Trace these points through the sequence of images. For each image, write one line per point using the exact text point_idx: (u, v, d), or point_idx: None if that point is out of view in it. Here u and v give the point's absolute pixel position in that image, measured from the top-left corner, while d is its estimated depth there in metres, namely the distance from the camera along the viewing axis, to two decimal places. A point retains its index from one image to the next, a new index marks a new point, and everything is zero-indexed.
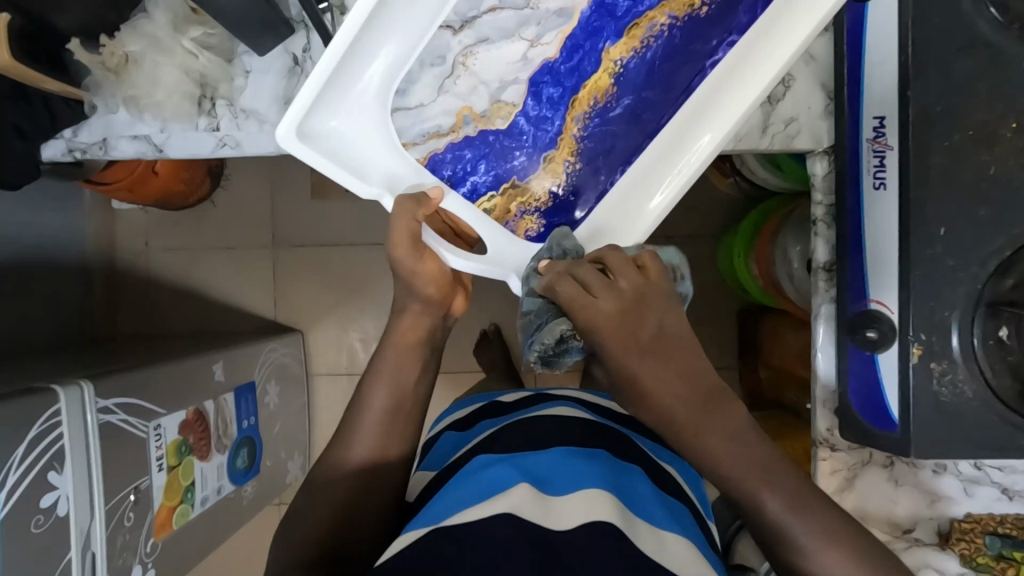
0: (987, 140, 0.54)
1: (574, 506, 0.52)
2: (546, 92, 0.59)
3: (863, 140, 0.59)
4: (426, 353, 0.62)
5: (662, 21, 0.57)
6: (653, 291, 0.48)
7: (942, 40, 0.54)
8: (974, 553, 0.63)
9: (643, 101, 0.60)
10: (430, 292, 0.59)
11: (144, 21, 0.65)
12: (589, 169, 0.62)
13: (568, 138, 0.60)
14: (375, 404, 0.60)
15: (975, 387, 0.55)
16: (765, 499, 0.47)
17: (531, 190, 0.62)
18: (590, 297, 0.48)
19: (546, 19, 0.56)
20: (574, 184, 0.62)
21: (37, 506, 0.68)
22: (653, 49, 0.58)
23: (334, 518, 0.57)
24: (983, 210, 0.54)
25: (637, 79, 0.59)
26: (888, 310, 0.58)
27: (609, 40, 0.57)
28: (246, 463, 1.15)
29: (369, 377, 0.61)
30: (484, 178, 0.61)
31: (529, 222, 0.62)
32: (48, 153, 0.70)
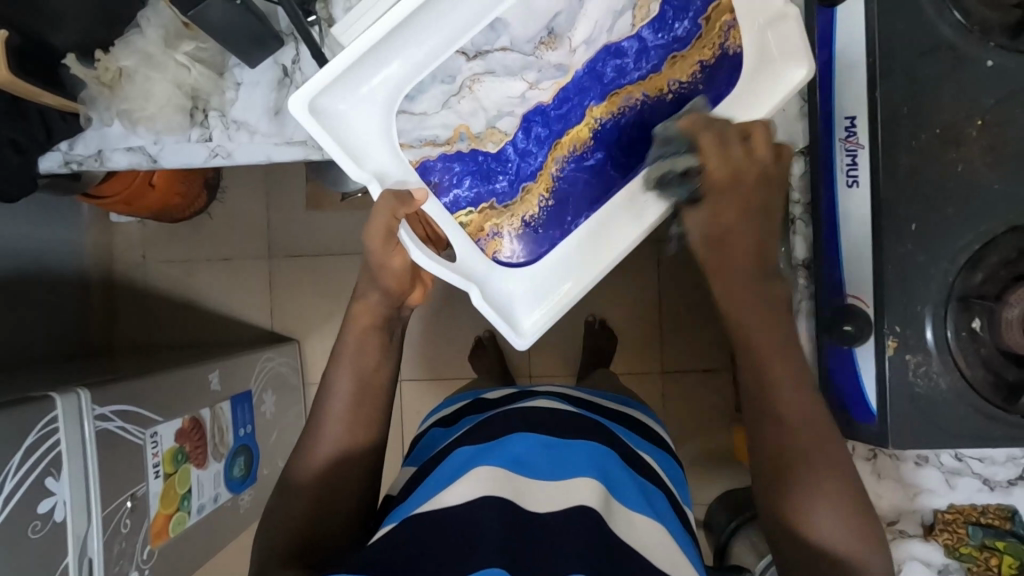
0: (954, 138, 0.56)
1: (554, 496, 0.56)
2: (535, 130, 0.65)
3: (835, 140, 0.61)
4: (386, 339, 0.63)
5: (637, 95, 0.64)
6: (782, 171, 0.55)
7: (905, 44, 0.56)
8: (957, 544, 0.65)
9: (614, 160, 0.65)
10: (390, 284, 0.60)
11: (137, 37, 0.67)
12: (559, 207, 0.67)
13: (547, 172, 0.66)
14: (340, 390, 0.61)
15: (950, 379, 0.57)
16: (779, 393, 0.53)
17: (507, 214, 0.67)
18: (731, 150, 0.53)
19: (544, 72, 0.62)
20: (544, 217, 0.67)
21: (34, 512, 0.69)
22: (628, 116, 0.64)
23: (317, 505, 0.59)
24: (951, 207, 0.56)
25: (611, 139, 0.65)
26: (865, 304, 0.59)
27: (594, 99, 0.64)
28: (243, 471, 1.16)
29: (331, 364, 0.62)
30: (467, 192, 0.66)
31: (499, 244, 0.67)
32: (46, 165, 0.73)
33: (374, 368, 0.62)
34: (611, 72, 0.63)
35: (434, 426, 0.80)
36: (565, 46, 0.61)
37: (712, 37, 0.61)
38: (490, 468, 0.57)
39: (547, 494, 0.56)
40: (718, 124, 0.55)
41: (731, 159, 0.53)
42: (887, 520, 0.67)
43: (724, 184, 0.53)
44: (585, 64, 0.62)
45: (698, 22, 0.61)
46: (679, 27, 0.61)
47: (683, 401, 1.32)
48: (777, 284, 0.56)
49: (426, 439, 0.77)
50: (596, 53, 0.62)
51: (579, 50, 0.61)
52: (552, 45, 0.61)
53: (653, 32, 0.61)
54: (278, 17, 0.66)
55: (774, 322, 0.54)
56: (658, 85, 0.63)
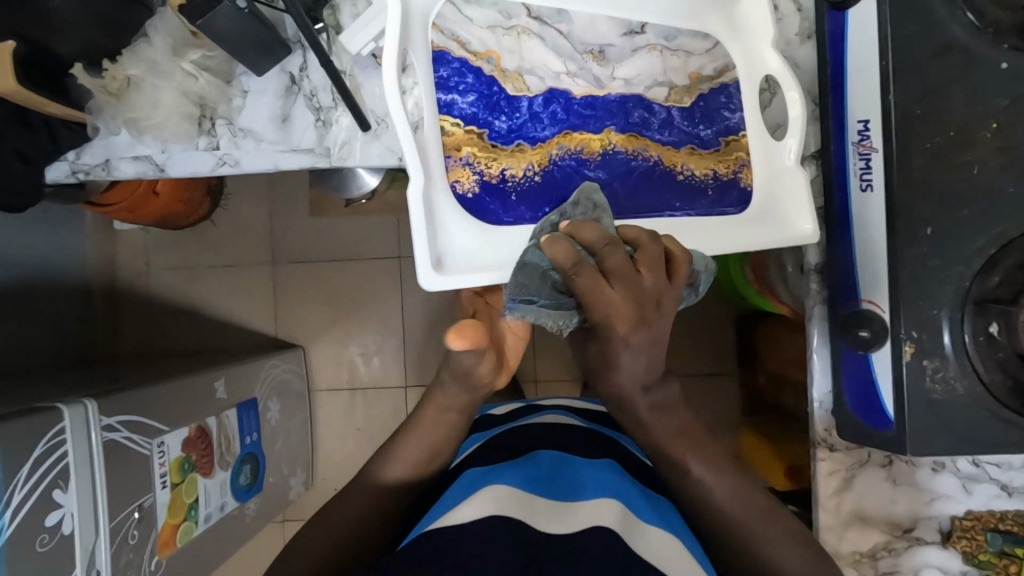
0: (968, 141, 0.55)
1: (559, 514, 0.56)
2: (556, 114, 0.64)
3: (848, 144, 0.61)
4: (462, 420, 0.64)
5: (653, 152, 0.66)
6: (668, 291, 0.52)
7: (917, 46, 0.55)
8: (976, 550, 0.64)
9: (611, 187, 0.64)
10: (480, 376, 0.61)
11: (144, 46, 0.66)
12: (541, 188, 0.63)
13: (547, 149, 0.64)
14: (412, 453, 0.63)
15: (967, 384, 0.56)
16: (691, 465, 0.61)
17: (491, 155, 0.62)
18: (606, 287, 0.49)
19: (581, 71, 0.65)
20: (520, 189, 0.63)
21: (42, 525, 0.69)
22: (640, 165, 0.65)
23: (340, 543, 0.59)
24: (965, 210, 0.55)
25: (618, 166, 0.65)
26: (880, 309, 0.58)
27: (615, 126, 0.65)
28: (249, 479, 1.15)
29: (405, 431, 0.64)
30: (465, 105, 0.61)
31: (463, 175, 0.61)
32: (53, 175, 0.71)
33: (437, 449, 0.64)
34: (635, 118, 0.66)
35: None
36: (608, 71, 0.65)
37: (729, 159, 0.67)
38: (504, 487, 0.58)
39: (555, 511, 0.57)
40: (615, 256, 0.49)
41: (591, 296, 0.49)
42: (904, 527, 0.66)
43: (629, 320, 0.50)
44: (618, 93, 0.66)
45: (719, 138, 0.67)
46: (702, 132, 0.67)
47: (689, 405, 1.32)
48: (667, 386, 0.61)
49: None
50: (631, 95, 0.66)
51: (614, 83, 0.65)
52: (598, 60, 0.65)
53: (682, 120, 0.66)
54: (284, 25, 0.66)
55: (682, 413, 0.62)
56: (671, 161, 0.66)
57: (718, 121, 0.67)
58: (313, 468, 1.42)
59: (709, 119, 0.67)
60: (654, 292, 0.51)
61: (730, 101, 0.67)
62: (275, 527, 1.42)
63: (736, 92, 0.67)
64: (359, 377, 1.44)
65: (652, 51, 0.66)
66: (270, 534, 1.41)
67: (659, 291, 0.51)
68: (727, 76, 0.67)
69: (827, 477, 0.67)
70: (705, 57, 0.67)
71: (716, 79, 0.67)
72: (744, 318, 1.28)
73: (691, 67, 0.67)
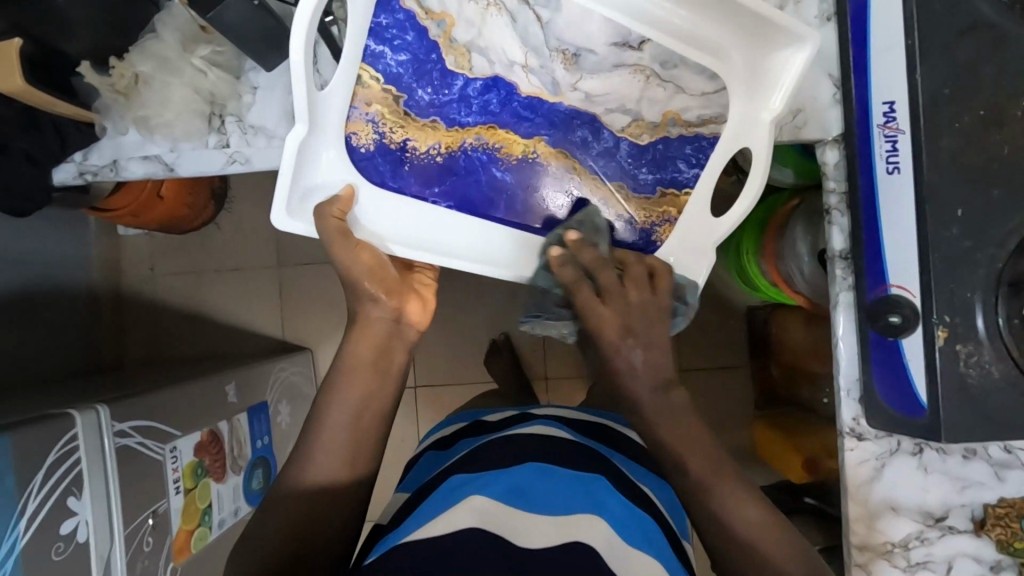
0: (997, 119, 0.54)
1: (541, 528, 0.54)
2: (488, 106, 0.62)
3: (873, 126, 0.59)
4: (381, 370, 0.61)
5: (576, 176, 0.66)
6: (658, 306, 0.62)
7: (943, 24, 0.54)
8: (1011, 538, 0.62)
9: (512, 194, 0.66)
10: (375, 289, 0.61)
11: (153, 42, 0.66)
12: (439, 168, 0.64)
13: (461, 134, 0.63)
14: (333, 418, 0.59)
15: (1002, 368, 0.55)
16: (688, 464, 0.58)
17: (402, 122, 0.61)
18: (600, 305, 0.61)
19: (541, 71, 0.60)
20: (421, 162, 0.63)
21: (57, 534, 0.68)
22: (552, 182, 0.66)
23: (297, 530, 0.56)
24: (996, 191, 0.54)
25: (528, 177, 0.65)
26: (910, 294, 0.57)
27: (547, 136, 0.64)
28: (261, 484, 1.14)
29: (324, 394, 0.60)
30: (393, 64, 0.59)
31: (365, 130, 0.61)
32: (60, 178, 0.69)
33: (364, 404, 0.60)
34: (575, 138, 0.64)
35: (431, 451, 0.81)
36: (575, 79, 0.61)
37: (654, 211, 0.67)
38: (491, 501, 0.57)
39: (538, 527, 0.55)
40: (603, 277, 0.62)
41: (587, 311, 0.62)
42: (936, 516, 0.65)
43: (617, 329, 0.61)
44: (570, 105, 0.63)
45: (656, 188, 0.67)
46: (642, 175, 0.66)
47: (702, 398, 1.32)
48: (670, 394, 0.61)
49: (419, 464, 0.79)
50: (586, 110, 0.63)
51: (575, 93, 0.62)
52: (568, 62, 0.60)
53: (629, 155, 0.65)
54: (294, 19, 0.65)
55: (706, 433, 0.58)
56: (592, 189, 0.66)
57: (667, 168, 0.66)
58: None
59: (660, 167, 0.66)
60: (639, 304, 0.62)
61: (693, 156, 0.65)
62: None
63: (706, 150, 0.65)
64: None
65: (639, 72, 0.61)
66: None
67: (644, 302, 0.62)
68: (707, 129, 0.64)
69: (856, 466, 0.66)
70: (697, 100, 0.63)
71: (693, 126, 0.64)
72: (756, 311, 1.27)
73: (671, 104, 0.63)
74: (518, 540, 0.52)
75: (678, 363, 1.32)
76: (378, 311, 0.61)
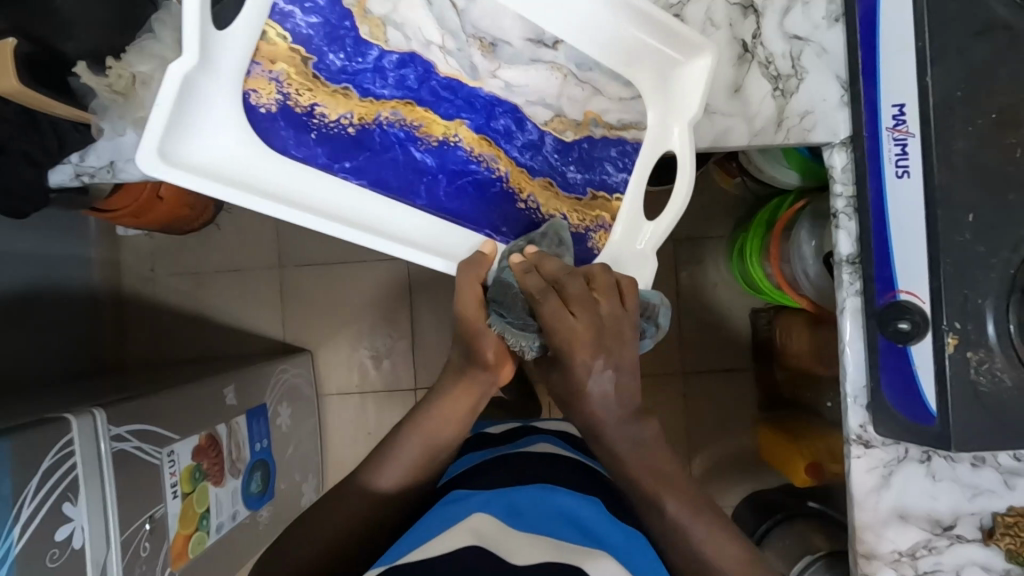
0: (1011, 122, 0.53)
1: (534, 547, 0.53)
2: (406, 81, 0.59)
3: (882, 129, 0.58)
4: (466, 421, 0.67)
5: (502, 167, 0.63)
6: (625, 321, 0.58)
7: (957, 25, 0.53)
8: (1020, 548, 0.61)
9: (434, 179, 0.61)
10: (488, 356, 0.63)
11: (151, 42, 0.63)
12: (353, 140, 0.58)
13: (376, 107, 0.59)
14: (408, 454, 0.64)
15: (1014, 375, 0.54)
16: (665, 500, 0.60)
17: (309, 83, 0.56)
18: (568, 314, 0.57)
19: (460, 53, 0.59)
20: (332, 132, 0.58)
21: (52, 540, 0.67)
22: (477, 171, 0.63)
23: (360, 525, 0.61)
24: (1010, 195, 0.53)
25: (450, 164, 0.62)
26: (920, 300, 0.56)
27: (470, 120, 0.61)
28: (260, 487, 1.13)
29: (406, 427, 0.66)
30: (308, 22, 0.55)
31: (265, 86, 0.55)
32: (57, 179, 0.69)
33: (443, 445, 0.65)
34: (499, 125, 0.62)
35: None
36: (494, 66, 0.61)
37: (587, 214, 0.66)
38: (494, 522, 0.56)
39: (535, 548, 0.53)
40: (573, 287, 0.57)
41: (552, 322, 0.57)
42: (944, 524, 0.64)
43: (590, 345, 0.57)
44: (490, 91, 0.61)
45: (587, 190, 0.66)
46: (571, 173, 0.65)
47: (705, 401, 1.30)
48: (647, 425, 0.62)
49: None
50: (508, 99, 0.62)
51: (495, 80, 0.61)
52: (485, 50, 0.60)
53: (556, 150, 0.64)
54: None
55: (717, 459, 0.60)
56: (519, 182, 0.64)
57: (597, 169, 0.65)
58: (323, 475, 1.40)
59: (588, 168, 0.65)
60: (612, 317, 0.58)
61: (619, 159, 0.65)
62: None
63: (632, 154, 0.65)
64: (370, 380, 1.42)
65: (555, 71, 0.62)
66: None
67: (617, 316, 0.58)
68: (630, 134, 0.65)
69: (864, 474, 0.65)
70: (615, 104, 0.64)
71: (614, 130, 0.65)
72: (760, 312, 1.26)
73: (591, 105, 0.64)
74: (510, 556, 0.52)
75: (682, 365, 1.31)
76: (478, 374, 0.65)
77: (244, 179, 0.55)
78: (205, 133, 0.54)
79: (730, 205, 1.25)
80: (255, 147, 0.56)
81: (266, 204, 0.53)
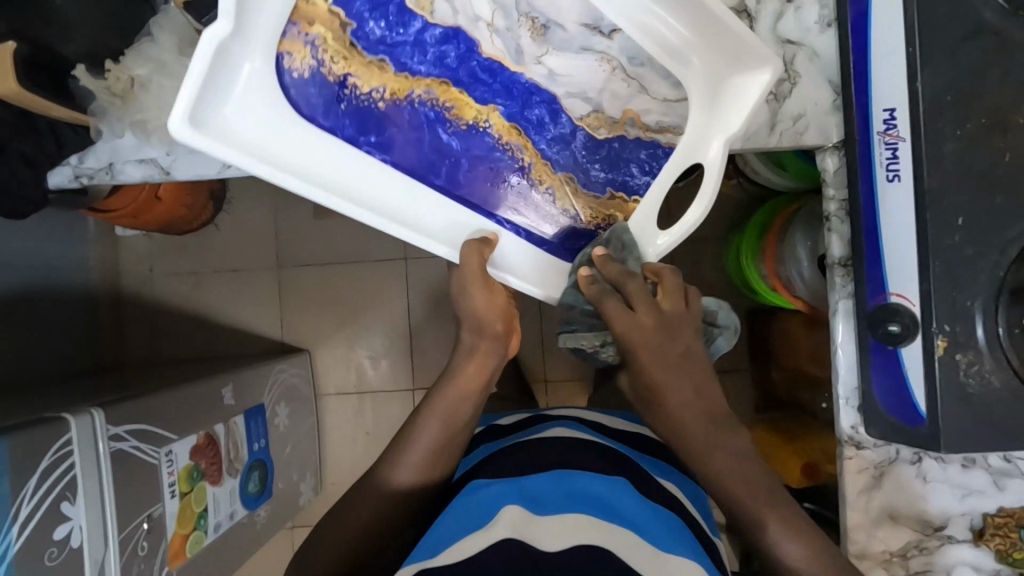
0: (1000, 126, 0.54)
1: (556, 531, 0.56)
2: (446, 59, 0.57)
3: (873, 133, 0.59)
4: (480, 399, 0.67)
5: (527, 156, 0.63)
6: (687, 317, 0.64)
7: (947, 29, 0.53)
8: (1010, 548, 0.63)
9: (457, 161, 0.61)
10: (496, 325, 0.66)
11: (148, 45, 0.65)
12: (376, 117, 0.56)
13: (410, 83, 0.57)
14: (424, 436, 0.64)
15: (1002, 377, 0.54)
16: (764, 517, 0.59)
17: (348, 54, 0.53)
18: (634, 315, 0.61)
19: (507, 33, 0.58)
20: (353, 110, 0.55)
21: (51, 539, 0.67)
22: (501, 159, 0.62)
23: (371, 528, 0.62)
24: (999, 198, 0.54)
25: (478, 147, 0.61)
26: (910, 302, 0.57)
27: (504, 106, 0.60)
28: (258, 487, 1.13)
29: (421, 411, 0.66)
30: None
31: (299, 51, 0.52)
32: (55, 181, 0.69)
33: (459, 425, 0.66)
34: (532, 114, 0.62)
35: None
36: (540, 51, 0.59)
37: (601, 212, 0.67)
38: (501, 509, 0.58)
39: (552, 531, 0.57)
40: (634, 286, 0.62)
41: (620, 325, 0.61)
42: (934, 524, 0.65)
43: (655, 343, 0.61)
44: (532, 78, 0.60)
45: (606, 189, 0.66)
46: (594, 171, 0.65)
47: None
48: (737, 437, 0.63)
49: None
50: (547, 88, 0.61)
51: (539, 67, 0.60)
52: (535, 31, 0.58)
53: (585, 146, 0.64)
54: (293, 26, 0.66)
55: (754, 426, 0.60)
56: (539, 174, 0.64)
57: (620, 170, 0.66)
58: (321, 474, 1.40)
59: (613, 167, 0.65)
60: (673, 313, 0.63)
61: (647, 163, 0.65)
62: (286, 534, 1.41)
63: (661, 158, 0.65)
64: (367, 380, 1.42)
65: (604, 61, 0.60)
66: (281, 541, 1.40)
67: (678, 312, 0.63)
68: (665, 137, 0.64)
69: (855, 475, 0.65)
70: (658, 105, 0.63)
71: (650, 131, 0.64)
72: (756, 314, 1.26)
73: (633, 104, 0.63)
74: (533, 543, 0.55)
75: None
76: (482, 343, 0.66)
77: (250, 144, 0.51)
78: (234, 98, 0.50)
79: (726, 207, 1.26)
80: (284, 111, 0.53)
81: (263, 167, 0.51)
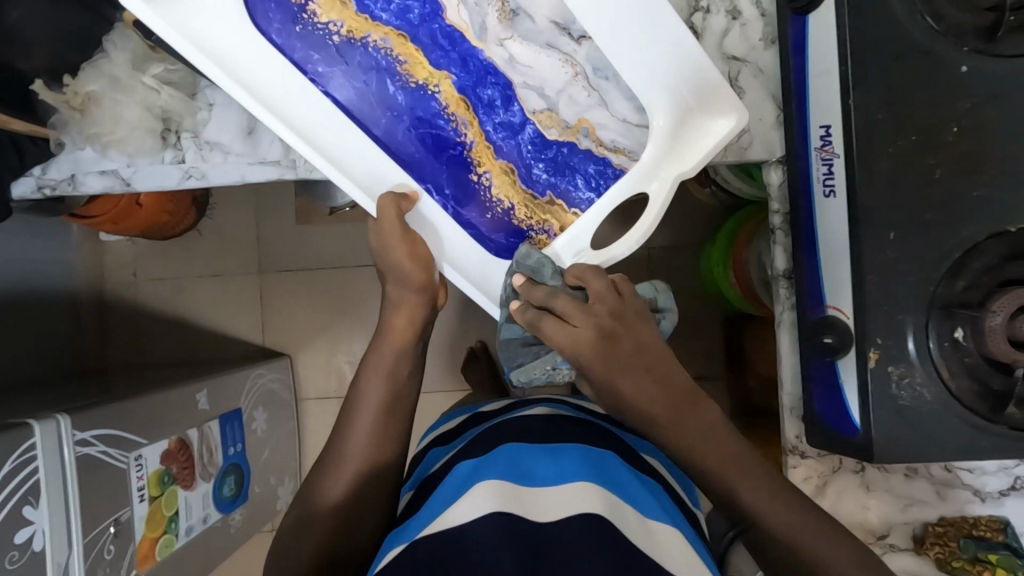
0: (930, 143, 0.55)
1: (555, 504, 0.56)
2: (408, 14, 0.63)
3: (811, 149, 0.60)
4: (417, 353, 0.67)
5: (468, 136, 0.67)
6: (625, 311, 0.60)
7: (879, 49, 0.54)
8: (949, 557, 0.63)
9: (396, 120, 0.66)
10: (421, 276, 0.65)
11: (104, 61, 0.67)
12: (334, 51, 0.64)
13: (367, 28, 0.63)
14: (370, 399, 0.63)
15: (934, 390, 0.55)
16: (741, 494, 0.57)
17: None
18: (569, 328, 0.58)
19: (475, 8, 0.62)
20: (313, 40, 0.63)
21: (13, 542, 0.69)
22: (443, 128, 0.67)
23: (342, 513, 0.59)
24: (929, 214, 0.55)
25: (419, 110, 0.66)
26: (844, 314, 0.58)
27: (456, 79, 0.65)
28: (233, 490, 1.14)
29: (362, 375, 0.65)
30: None
31: None
32: (18, 192, 0.71)
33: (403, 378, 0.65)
34: (483, 94, 0.66)
35: (432, 445, 0.80)
36: (505, 35, 0.63)
37: (537, 213, 0.70)
38: (495, 482, 0.58)
39: (552, 504, 0.56)
40: (562, 301, 0.59)
41: (566, 349, 0.59)
42: (877, 533, 0.66)
43: (596, 346, 0.58)
44: (490, 57, 0.64)
45: (546, 192, 0.69)
46: (538, 170, 0.68)
47: None
48: (700, 406, 0.60)
49: (424, 457, 0.77)
50: (504, 73, 0.65)
51: (500, 49, 0.63)
52: (506, 14, 0.62)
53: (532, 141, 0.67)
54: None
55: (710, 427, 0.59)
56: (479, 156, 0.68)
57: (566, 177, 0.69)
58: (300, 478, 1.41)
59: (558, 172, 0.68)
60: (611, 316, 0.59)
61: (594, 178, 0.69)
62: (265, 537, 1.42)
63: (609, 177, 0.68)
64: (347, 384, 1.44)
65: (568, 64, 0.63)
66: (260, 543, 1.41)
67: (617, 312, 0.59)
68: (617, 158, 0.68)
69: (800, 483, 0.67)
70: (618, 125, 0.66)
71: (604, 148, 0.68)
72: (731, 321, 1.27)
73: (589, 115, 0.66)
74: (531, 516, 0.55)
75: None
76: (411, 294, 0.66)
77: (206, 39, 0.61)
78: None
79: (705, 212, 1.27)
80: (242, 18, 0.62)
81: (201, 62, 0.58)
